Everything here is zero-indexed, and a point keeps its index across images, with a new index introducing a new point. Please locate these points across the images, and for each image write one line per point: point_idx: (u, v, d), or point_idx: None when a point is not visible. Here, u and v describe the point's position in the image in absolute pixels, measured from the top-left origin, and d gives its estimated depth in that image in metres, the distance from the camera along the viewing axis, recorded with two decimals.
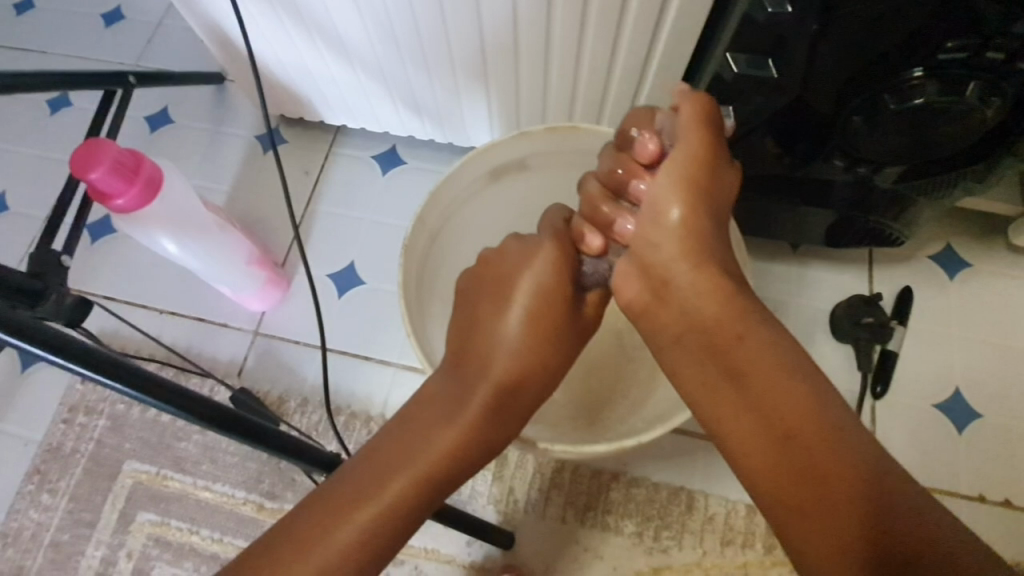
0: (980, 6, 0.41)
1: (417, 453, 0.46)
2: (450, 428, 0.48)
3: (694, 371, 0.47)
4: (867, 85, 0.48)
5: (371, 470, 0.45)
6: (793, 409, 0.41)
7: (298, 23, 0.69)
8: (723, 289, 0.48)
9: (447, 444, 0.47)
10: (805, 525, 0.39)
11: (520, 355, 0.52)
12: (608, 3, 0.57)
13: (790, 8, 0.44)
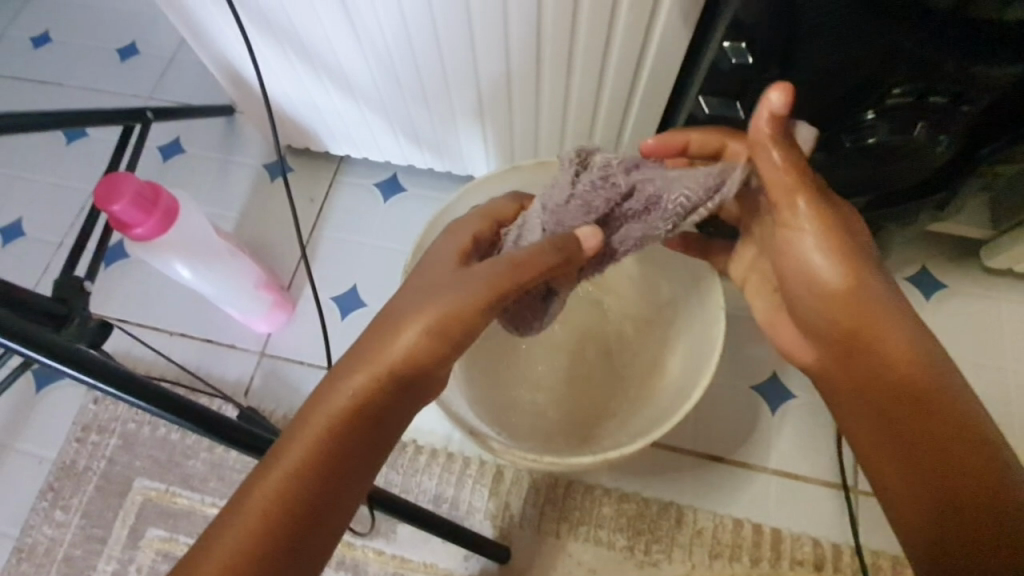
0: (919, 58, 0.45)
1: (322, 473, 0.44)
2: (361, 441, 0.45)
3: (866, 415, 0.50)
4: (827, 124, 0.53)
5: (277, 499, 0.43)
6: (944, 442, 0.46)
7: (305, 63, 0.75)
8: (917, 351, 0.47)
9: (354, 456, 0.45)
10: (962, 539, 0.45)
11: (427, 349, 0.45)
12: (592, 49, 0.62)
13: (751, 58, 0.49)
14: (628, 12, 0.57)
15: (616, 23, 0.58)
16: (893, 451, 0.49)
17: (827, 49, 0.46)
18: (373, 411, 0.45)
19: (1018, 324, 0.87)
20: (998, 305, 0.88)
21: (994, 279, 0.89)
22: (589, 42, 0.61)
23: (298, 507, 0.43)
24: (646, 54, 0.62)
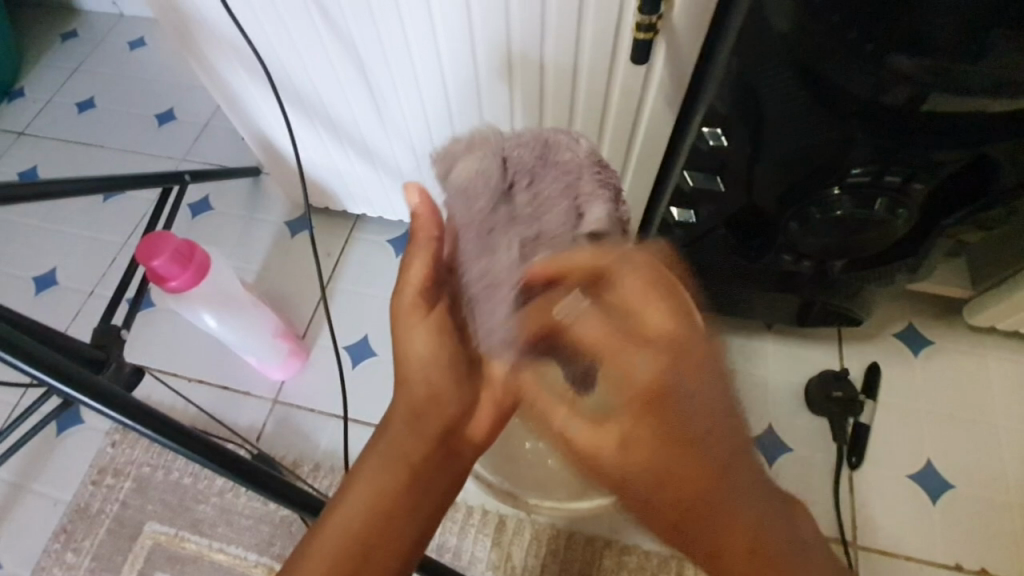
0: (873, 145, 0.53)
1: (382, 519, 0.49)
2: (412, 487, 0.50)
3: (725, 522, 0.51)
4: (800, 198, 0.59)
5: (348, 547, 0.48)
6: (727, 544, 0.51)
7: (332, 135, 0.83)
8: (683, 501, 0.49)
9: (409, 501, 0.50)
10: None
11: (441, 392, 0.52)
12: (588, 129, 0.69)
13: (726, 140, 0.58)
14: (619, 97, 0.64)
15: (610, 105, 0.66)
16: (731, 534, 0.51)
17: (793, 132, 0.54)
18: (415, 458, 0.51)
19: (1007, 381, 0.89)
20: (985, 361, 0.91)
21: (979, 337, 0.93)
22: (586, 120, 0.68)
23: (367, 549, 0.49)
24: (637, 131, 0.69)
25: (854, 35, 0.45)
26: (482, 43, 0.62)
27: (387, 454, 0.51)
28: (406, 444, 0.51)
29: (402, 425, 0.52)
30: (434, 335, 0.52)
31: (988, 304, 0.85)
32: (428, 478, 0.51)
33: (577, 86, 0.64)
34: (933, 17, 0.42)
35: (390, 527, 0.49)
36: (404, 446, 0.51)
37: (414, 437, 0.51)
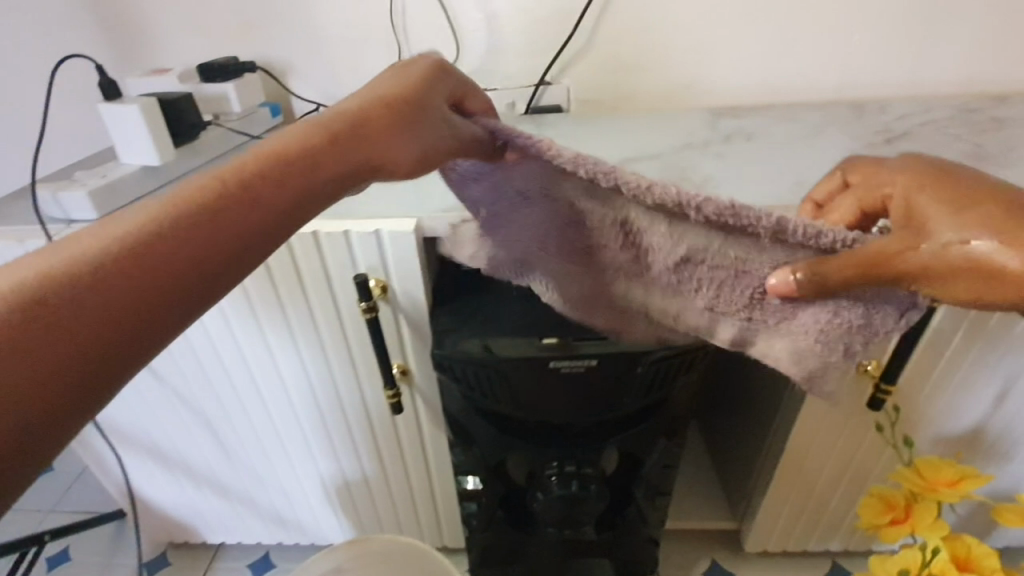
0: (558, 449, 0.75)
1: (105, 257, 0.31)
2: (82, 341, 0.29)
3: None
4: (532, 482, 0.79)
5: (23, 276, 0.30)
6: None
7: (192, 478, 0.99)
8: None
9: (159, 273, 0.32)
10: None
11: (335, 170, 0.40)
12: (393, 460, 0.90)
13: (468, 458, 0.78)
14: (404, 429, 0.86)
15: (401, 441, 0.88)
16: None
17: (494, 446, 0.76)
18: (204, 214, 0.35)
19: None
20: None
21: (771, 562, 1.08)
22: (388, 446, 0.88)
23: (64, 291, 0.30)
24: (427, 447, 0.88)
25: (489, 398, 0.69)
26: (300, 406, 0.85)
27: (214, 178, 0.36)
28: (217, 244, 0.34)
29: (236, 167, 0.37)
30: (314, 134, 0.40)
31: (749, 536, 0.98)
32: (216, 235, 0.35)
33: (373, 425, 0.86)
34: (549, 381, 0.66)
35: (126, 298, 0.31)
36: (221, 196, 0.36)
37: (238, 183, 0.37)
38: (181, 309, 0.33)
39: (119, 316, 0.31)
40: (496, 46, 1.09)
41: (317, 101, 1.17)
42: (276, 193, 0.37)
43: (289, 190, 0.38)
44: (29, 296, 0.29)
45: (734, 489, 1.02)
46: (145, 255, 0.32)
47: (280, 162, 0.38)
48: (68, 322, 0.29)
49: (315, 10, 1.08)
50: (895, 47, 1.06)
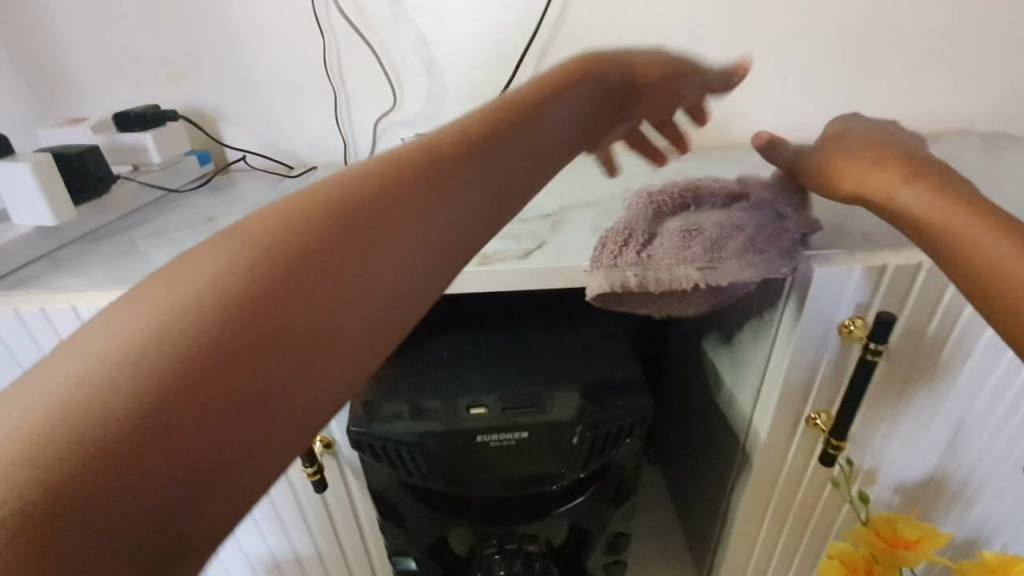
0: (497, 524, 0.68)
1: (294, 277, 0.32)
2: (294, 371, 0.30)
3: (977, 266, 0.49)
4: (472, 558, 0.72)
5: (209, 297, 0.29)
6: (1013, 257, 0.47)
7: None
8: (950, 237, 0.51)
9: (351, 296, 0.33)
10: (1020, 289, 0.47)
11: (484, 177, 0.42)
12: (326, 538, 0.82)
13: (401, 536, 0.71)
14: (335, 505, 0.78)
15: (333, 518, 0.80)
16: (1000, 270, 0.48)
17: (427, 524, 0.69)
18: (380, 234, 0.35)
19: None
20: None
21: None
22: (318, 524, 0.80)
23: (256, 314, 0.30)
24: (361, 522, 0.80)
25: (416, 476, 0.63)
26: None
27: (379, 193, 0.37)
28: (432, 198, 0.39)
29: (397, 181, 0.38)
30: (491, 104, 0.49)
31: None
32: (392, 258, 0.36)
33: (300, 503, 0.77)
34: (478, 454, 0.61)
35: (321, 322, 0.32)
36: (388, 212, 0.36)
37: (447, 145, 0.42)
38: (379, 326, 0.34)
39: (331, 262, 0.33)
40: (436, 91, 1.07)
41: (251, 148, 1.12)
42: (474, 174, 0.42)
43: (448, 204, 0.39)
44: (280, 257, 0.32)
45: (699, 547, 0.96)
46: (329, 279, 0.33)
47: (437, 173, 0.39)
48: (274, 345, 0.30)
49: (246, 56, 1.04)
50: (828, 88, 1.08)
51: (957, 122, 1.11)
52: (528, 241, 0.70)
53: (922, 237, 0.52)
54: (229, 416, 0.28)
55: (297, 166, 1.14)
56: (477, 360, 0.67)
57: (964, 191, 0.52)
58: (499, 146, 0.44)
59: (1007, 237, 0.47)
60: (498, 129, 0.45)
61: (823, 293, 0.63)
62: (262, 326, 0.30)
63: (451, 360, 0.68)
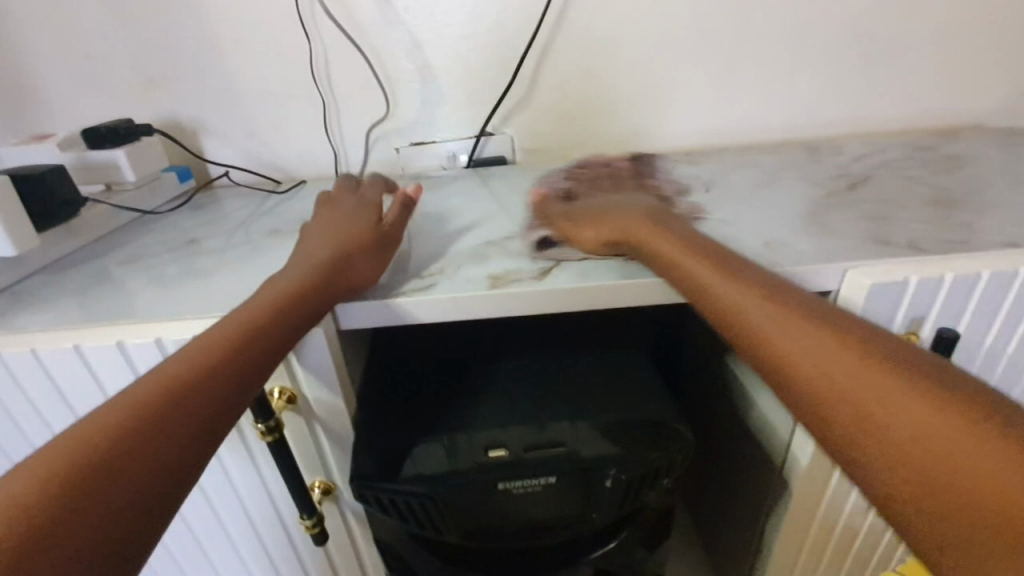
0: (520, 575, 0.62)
1: (192, 384, 0.43)
2: (164, 447, 0.40)
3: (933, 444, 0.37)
4: None
5: (120, 408, 0.40)
6: (970, 474, 0.35)
7: None
8: (940, 416, 0.37)
9: (232, 390, 0.45)
10: (942, 486, 0.36)
11: (339, 293, 0.55)
12: None
13: None
14: (338, 556, 0.70)
15: (336, 569, 0.72)
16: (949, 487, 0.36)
17: None
18: (250, 343, 0.47)
19: None
20: None
21: None
22: None
23: (163, 413, 0.41)
24: (368, 572, 0.73)
25: (429, 528, 0.56)
26: (206, 539, 0.68)
27: (247, 315, 0.49)
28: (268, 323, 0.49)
29: (268, 302, 0.50)
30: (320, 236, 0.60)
31: None
32: (260, 359, 0.48)
33: (299, 556, 0.70)
34: (501, 503, 0.54)
35: (213, 408, 0.43)
36: (260, 326, 0.48)
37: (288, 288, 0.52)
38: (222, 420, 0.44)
39: (184, 381, 0.43)
40: (431, 97, 1.01)
41: (234, 163, 1.05)
42: (312, 297, 0.53)
43: (308, 310, 0.52)
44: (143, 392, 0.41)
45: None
46: (219, 381, 0.44)
47: (301, 289, 0.52)
48: (178, 431, 0.41)
49: (227, 65, 0.97)
50: (842, 86, 1.03)
51: (974, 118, 1.07)
52: (543, 259, 0.64)
53: (824, 416, 0.42)
54: (140, 480, 0.38)
55: (284, 181, 1.06)
56: (492, 394, 0.61)
57: (909, 359, 0.41)
58: (347, 262, 0.57)
59: (960, 414, 0.37)
60: (336, 259, 0.56)
61: (873, 309, 0.57)
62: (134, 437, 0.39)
63: (468, 394, 0.61)
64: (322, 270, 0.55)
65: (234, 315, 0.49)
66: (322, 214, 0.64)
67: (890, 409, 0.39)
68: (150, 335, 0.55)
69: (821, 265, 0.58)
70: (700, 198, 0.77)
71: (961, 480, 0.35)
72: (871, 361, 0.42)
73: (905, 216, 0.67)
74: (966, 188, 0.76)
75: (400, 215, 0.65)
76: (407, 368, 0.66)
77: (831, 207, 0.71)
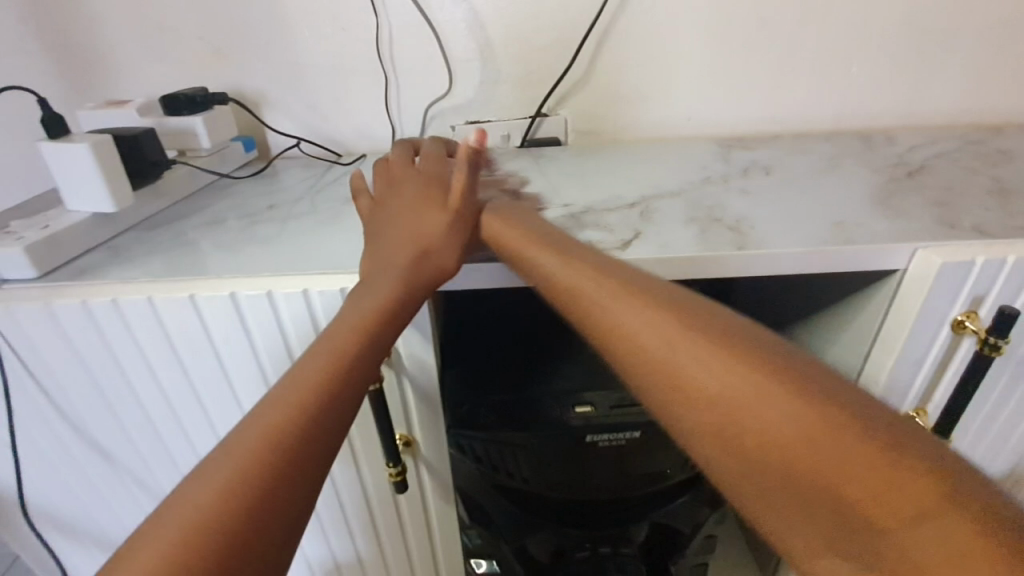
0: (591, 530, 0.66)
1: (277, 468, 0.39)
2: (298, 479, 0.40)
3: (861, 474, 0.36)
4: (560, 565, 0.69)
5: (250, 442, 0.39)
6: (864, 491, 0.35)
7: None
8: (838, 428, 0.37)
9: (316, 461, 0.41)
10: (820, 521, 0.37)
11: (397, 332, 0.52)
12: (396, 545, 0.78)
13: (483, 539, 0.69)
14: (407, 509, 0.74)
15: (405, 522, 0.76)
16: (861, 491, 0.35)
17: (514, 527, 0.66)
18: (318, 409, 0.43)
19: None
20: None
21: None
22: (388, 530, 0.76)
23: (250, 497, 0.37)
24: (433, 528, 0.77)
25: (514, 477, 0.60)
26: None
27: (305, 382, 0.44)
28: (373, 336, 0.49)
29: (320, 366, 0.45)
30: (397, 219, 0.59)
31: None
32: (348, 394, 0.45)
33: (371, 508, 0.74)
34: (586, 456, 0.58)
35: (300, 487, 0.40)
36: (326, 386, 0.44)
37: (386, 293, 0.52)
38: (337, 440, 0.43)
39: (305, 402, 0.43)
40: (490, 76, 1.03)
41: (295, 135, 1.07)
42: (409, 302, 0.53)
43: (368, 357, 0.48)
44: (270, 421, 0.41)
45: (768, 549, 0.93)
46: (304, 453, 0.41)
47: (361, 337, 0.48)
48: (261, 534, 0.37)
49: (295, 38, 0.99)
50: (892, 79, 1.05)
51: (1018, 115, 1.09)
52: (622, 232, 0.67)
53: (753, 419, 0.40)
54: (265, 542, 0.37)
55: (343, 155, 1.09)
56: (572, 356, 0.65)
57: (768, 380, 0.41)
58: (408, 297, 0.53)
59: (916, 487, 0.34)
60: (405, 290, 0.53)
61: (939, 288, 0.60)
62: (274, 470, 0.39)
63: (548, 358, 0.65)
64: (410, 266, 0.54)
65: (312, 351, 0.47)
66: (386, 203, 0.61)
67: (790, 424, 0.39)
68: (260, 288, 0.59)
69: (892, 243, 0.61)
70: (763, 180, 0.79)
71: (849, 490, 0.36)
72: (804, 386, 0.40)
73: (967, 203, 0.70)
74: (1021, 180, 0.78)
75: (472, 177, 0.60)
76: (489, 331, 0.70)
77: (894, 192, 0.73)
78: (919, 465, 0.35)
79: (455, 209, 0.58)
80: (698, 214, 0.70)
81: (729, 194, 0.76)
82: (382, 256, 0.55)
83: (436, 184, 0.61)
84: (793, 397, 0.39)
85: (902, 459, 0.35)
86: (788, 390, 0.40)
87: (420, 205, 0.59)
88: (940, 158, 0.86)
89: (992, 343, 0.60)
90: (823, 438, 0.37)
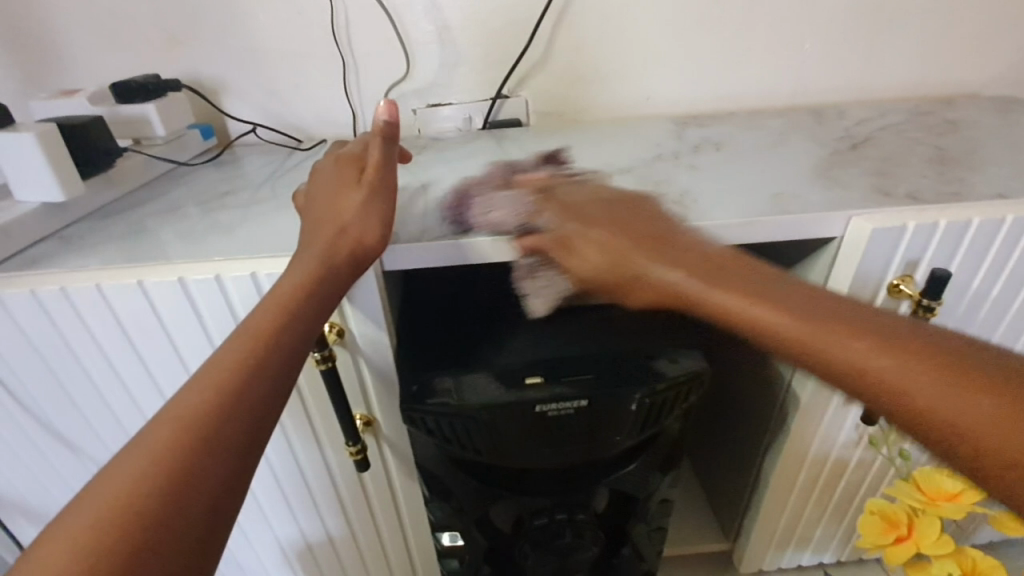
0: (549, 498, 0.68)
1: (150, 513, 0.36)
2: (223, 452, 0.40)
3: (853, 323, 0.47)
4: (521, 533, 0.71)
5: (177, 421, 0.40)
6: (919, 361, 0.43)
7: None
8: (881, 328, 0.46)
9: (227, 455, 0.41)
10: (907, 410, 0.43)
11: (296, 347, 0.48)
12: (363, 522, 0.79)
13: (446, 512, 0.71)
14: (373, 488, 0.76)
15: (371, 500, 0.77)
16: (892, 350, 0.44)
17: (473, 498, 0.68)
18: (227, 400, 0.42)
19: None
20: None
21: None
22: (355, 509, 0.78)
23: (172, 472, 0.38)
24: (400, 503, 0.79)
25: (470, 449, 0.62)
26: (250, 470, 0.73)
27: (222, 367, 0.44)
28: (299, 312, 0.50)
29: (200, 389, 0.42)
30: (319, 200, 0.58)
31: (740, 553, 0.94)
32: (272, 367, 0.46)
33: (337, 488, 0.75)
34: (538, 425, 0.60)
35: (223, 462, 0.40)
36: (246, 363, 0.45)
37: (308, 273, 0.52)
38: (264, 410, 0.44)
39: (226, 380, 0.43)
40: (449, 59, 1.03)
41: (254, 121, 1.07)
42: (333, 278, 0.53)
43: (280, 348, 0.47)
44: (192, 401, 0.42)
45: (729, 511, 0.97)
46: (208, 457, 0.40)
47: (272, 325, 0.48)
48: (170, 525, 0.37)
49: (249, 23, 0.98)
50: (846, 53, 1.07)
51: (969, 85, 1.12)
52: None
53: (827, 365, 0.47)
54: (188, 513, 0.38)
55: (305, 141, 1.09)
56: (526, 332, 0.66)
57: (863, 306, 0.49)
58: (319, 287, 0.52)
59: (955, 362, 0.42)
60: (319, 275, 0.52)
61: (875, 254, 0.63)
62: (198, 443, 0.40)
63: (497, 336, 0.66)
64: (329, 246, 0.54)
65: (243, 329, 0.48)
66: (313, 185, 0.61)
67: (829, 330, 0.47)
68: (209, 272, 0.59)
69: (829, 212, 0.63)
70: (714, 155, 0.82)
71: (911, 382, 0.43)
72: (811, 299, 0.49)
73: (906, 172, 0.72)
74: (960, 148, 0.81)
75: (388, 151, 0.60)
76: (449, 310, 0.72)
77: (836, 164, 0.76)
78: (967, 348, 0.43)
79: (373, 186, 0.58)
80: (646, 190, 0.72)
81: (679, 170, 0.77)
82: (304, 240, 0.56)
83: (359, 164, 0.61)
84: (828, 308, 0.48)
85: (955, 349, 0.43)
86: (815, 305, 0.49)
87: (341, 185, 0.59)
88: (886, 131, 0.89)
89: (924, 305, 0.63)
90: (893, 346, 0.45)
